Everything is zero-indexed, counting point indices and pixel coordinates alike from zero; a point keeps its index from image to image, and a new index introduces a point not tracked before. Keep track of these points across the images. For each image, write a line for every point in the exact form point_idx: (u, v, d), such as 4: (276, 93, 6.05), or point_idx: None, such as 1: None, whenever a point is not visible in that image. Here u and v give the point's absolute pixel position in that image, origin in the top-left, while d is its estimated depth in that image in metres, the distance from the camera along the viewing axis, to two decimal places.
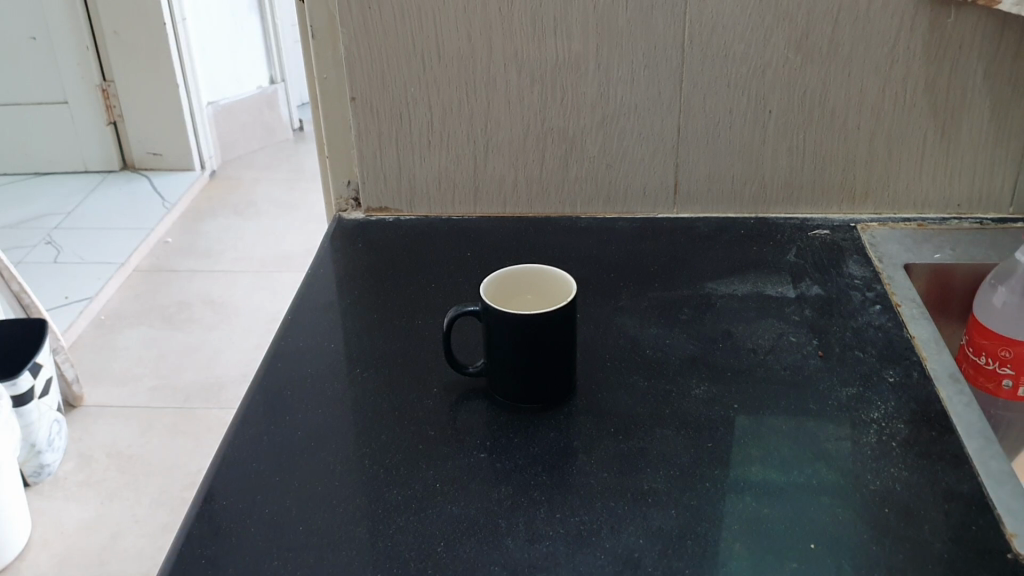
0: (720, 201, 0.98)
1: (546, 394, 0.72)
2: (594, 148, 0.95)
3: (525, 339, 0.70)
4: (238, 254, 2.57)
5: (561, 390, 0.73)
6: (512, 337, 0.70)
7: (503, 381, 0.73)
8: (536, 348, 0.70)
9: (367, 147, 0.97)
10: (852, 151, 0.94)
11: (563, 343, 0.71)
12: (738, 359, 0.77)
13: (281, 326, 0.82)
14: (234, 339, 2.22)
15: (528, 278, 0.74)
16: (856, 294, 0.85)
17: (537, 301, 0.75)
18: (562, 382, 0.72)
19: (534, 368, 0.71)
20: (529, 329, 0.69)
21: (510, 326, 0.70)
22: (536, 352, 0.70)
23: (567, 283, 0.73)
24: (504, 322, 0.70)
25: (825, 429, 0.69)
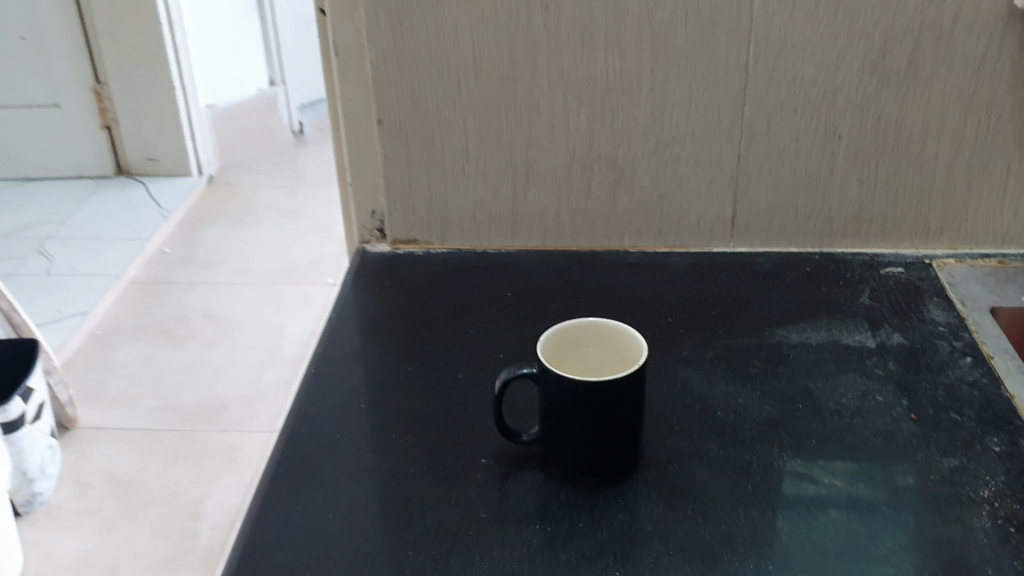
0: (781, 234, 0.90)
1: (610, 466, 0.64)
2: (645, 177, 0.87)
3: (590, 407, 0.61)
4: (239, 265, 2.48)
5: (629, 461, 0.64)
6: (575, 404, 0.61)
7: (561, 451, 0.64)
8: (603, 417, 0.62)
9: (392, 176, 0.88)
10: (927, 182, 0.86)
11: (633, 410, 0.62)
12: (822, 422, 0.69)
13: (308, 382, 0.74)
14: (236, 356, 2.13)
15: (578, 334, 0.65)
16: (942, 343, 0.76)
17: (595, 357, 0.66)
18: (630, 451, 0.64)
19: (597, 439, 0.62)
20: (595, 395, 0.61)
21: (572, 392, 0.61)
22: (601, 421, 0.62)
23: (626, 330, 0.64)
24: (565, 387, 0.61)
25: (931, 510, 0.61)
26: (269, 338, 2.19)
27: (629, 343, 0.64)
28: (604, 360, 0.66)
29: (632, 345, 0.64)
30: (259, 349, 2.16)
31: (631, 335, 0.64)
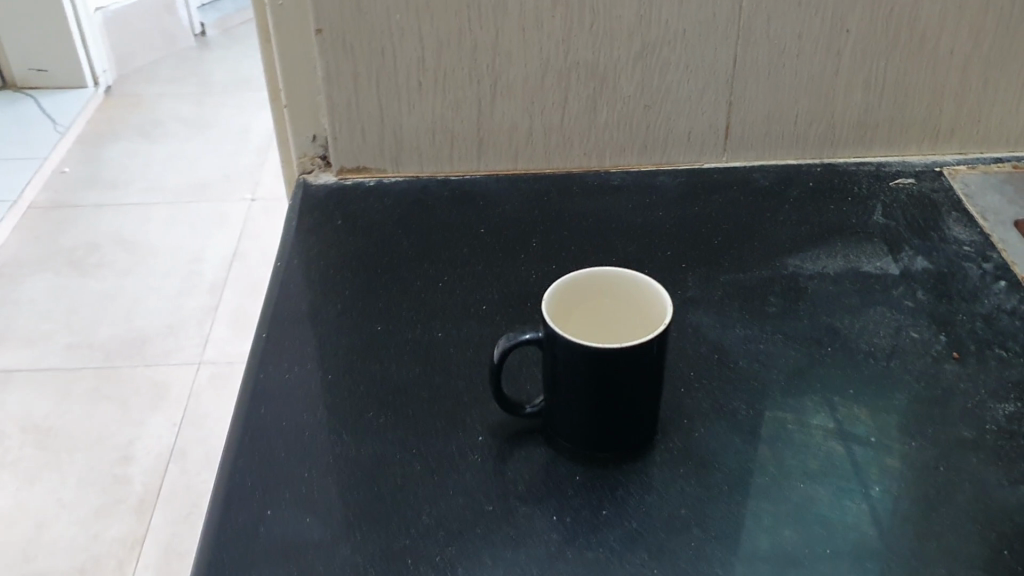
0: (777, 146, 0.80)
1: (629, 439, 0.55)
2: (629, 87, 0.75)
3: (608, 375, 0.52)
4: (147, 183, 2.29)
5: (651, 429, 0.55)
6: (590, 373, 0.52)
7: (573, 425, 0.55)
8: (622, 385, 0.52)
9: (338, 95, 0.75)
10: (940, 81, 0.77)
11: (655, 374, 0.53)
12: (856, 368, 0.61)
13: (262, 351, 0.63)
14: (154, 284, 1.98)
15: (564, 301, 0.55)
16: (970, 265, 0.69)
17: (577, 319, 0.56)
18: (651, 419, 0.55)
19: (616, 411, 0.53)
20: (613, 361, 0.51)
21: (586, 360, 0.51)
22: (621, 390, 0.52)
23: (600, 273, 0.55)
24: (575, 354, 0.51)
25: (995, 469, 0.54)
26: (187, 262, 2.04)
27: (608, 283, 0.56)
28: (584, 317, 0.56)
29: (617, 282, 0.55)
30: (178, 274, 2.01)
31: (609, 274, 0.55)
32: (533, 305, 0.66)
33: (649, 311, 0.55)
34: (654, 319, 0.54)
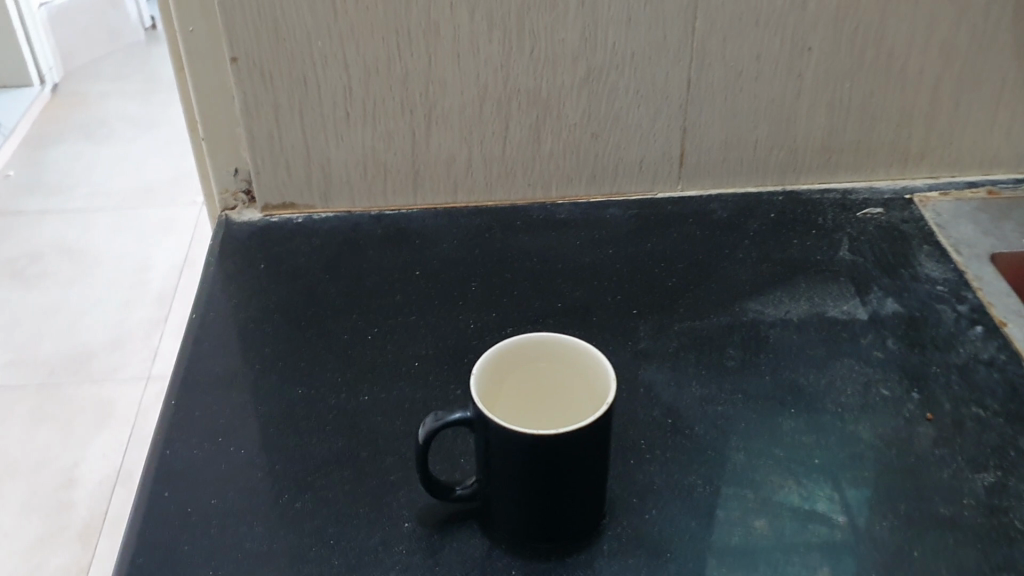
0: (736, 172, 0.75)
1: (573, 526, 0.49)
2: (576, 114, 0.70)
3: (547, 465, 0.46)
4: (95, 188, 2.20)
5: (596, 513, 0.50)
6: (527, 462, 0.45)
7: (509, 513, 0.49)
8: (563, 473, 0.46)
9: (258, 127, 0.68)
10: (909, 104, 0.71)
11: (600, 457, 0.47)
12: (822, 433, 0.56)
13: (170, 424, 0.57)
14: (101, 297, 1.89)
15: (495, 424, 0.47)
16: (943, 308, 0.64)
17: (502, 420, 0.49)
18: (596, 504, 0.49)
19: (558, 499, 0.47)
20: (555, 448, 0.45)
21: (523, 449, 0.45)
22: (562, 478, 0.46)
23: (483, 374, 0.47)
24: (509, 441, 0.45)
25: (976, 553, 0.49)
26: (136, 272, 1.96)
27: (493, 374, 0.48)
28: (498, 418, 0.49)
29: (500, 364, 0.48)
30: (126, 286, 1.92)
31: (485, 367, 0.48)
32: (470, 363, 0.60)
33: (537, 359, 0.49)
34: (558, 357, 0.49)
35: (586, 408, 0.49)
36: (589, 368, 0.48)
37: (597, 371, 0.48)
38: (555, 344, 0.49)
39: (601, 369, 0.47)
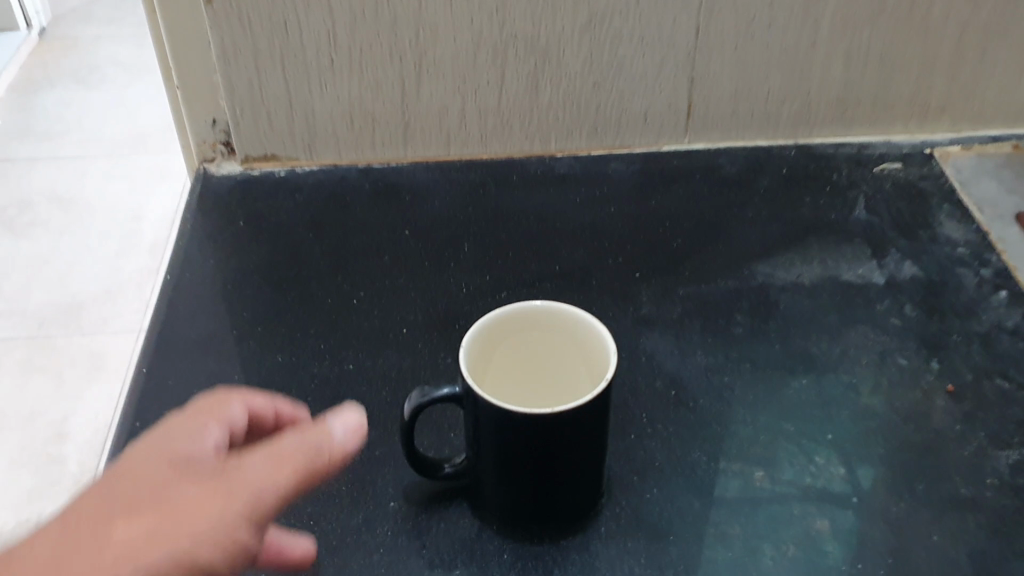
0: (746, 125, 0.70)
1: (569, 509, 0.46)
2: (576, 62, 0.65)
3: (541, 449, 0.42)
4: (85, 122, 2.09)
5: (594, 495, 0.46)
6: (522, 444, 0.42)
7: (500, 496, 0.45)
8: (559, 457, 0.43)
9: (236, 75, 0.64)
10: (932, 54, 0.67)
11: (598, 440, 0.44)
12: (836, 405, 0.52)
13: (140, 390, 0.53)
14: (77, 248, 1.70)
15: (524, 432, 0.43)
16: (964, 271, 0.60)
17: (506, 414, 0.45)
18: (594, 486, 0.46)
19: (553, 481, 0.44)
20: (552, 431, 0.41)
21: (516, 431, 0.42)
22: (556, 462, 0.43)
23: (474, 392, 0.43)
24: (498, 423, 0.42)
25: (1000, 536, 0.46)
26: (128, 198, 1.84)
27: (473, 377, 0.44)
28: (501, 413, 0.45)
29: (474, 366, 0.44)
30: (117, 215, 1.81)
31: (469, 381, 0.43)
32: (462, 329, 0.57)
33: (493, 341, 0.45)
34: (524, 324, 0.45)
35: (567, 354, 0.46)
36: (558, 320, 0.45)
37: (572, 320, 0.45)
38: (516, 312, 0.45)
39: (574, 316, 0.45)
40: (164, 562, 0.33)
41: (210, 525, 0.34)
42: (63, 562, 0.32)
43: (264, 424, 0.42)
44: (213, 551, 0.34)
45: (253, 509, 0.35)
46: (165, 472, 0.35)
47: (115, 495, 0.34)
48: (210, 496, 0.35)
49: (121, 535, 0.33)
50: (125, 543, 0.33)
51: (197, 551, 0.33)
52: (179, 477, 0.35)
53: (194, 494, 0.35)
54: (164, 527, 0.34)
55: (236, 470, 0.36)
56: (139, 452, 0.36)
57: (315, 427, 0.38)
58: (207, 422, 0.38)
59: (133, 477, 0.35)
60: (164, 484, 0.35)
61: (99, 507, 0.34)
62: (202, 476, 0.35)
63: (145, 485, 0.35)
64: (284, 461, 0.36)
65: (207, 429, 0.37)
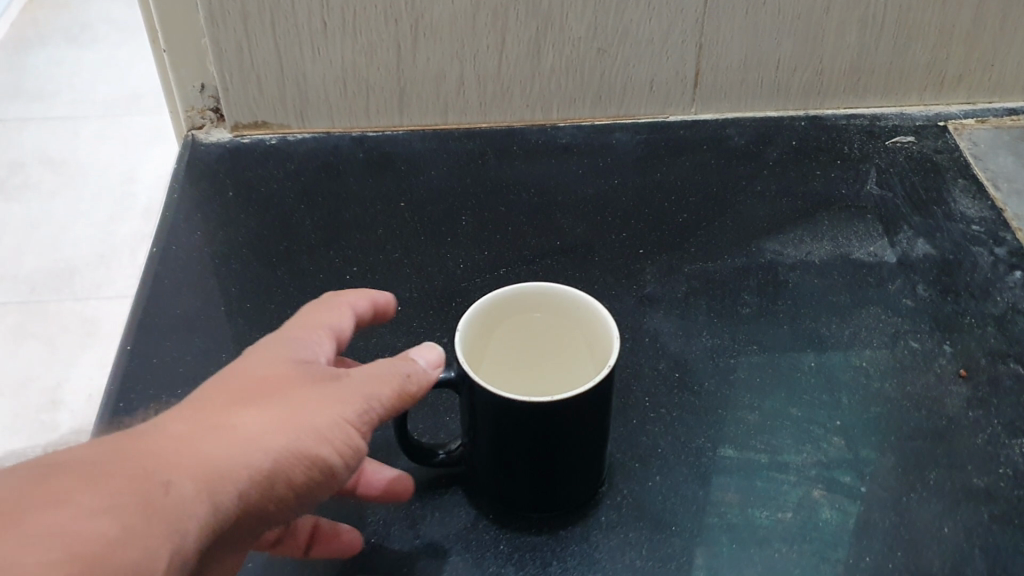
0: (754, 94, 0.68)
1: (568, 497, 0.44)
2: (580, 27, 0.62)
3: (542, 440, 0.40)
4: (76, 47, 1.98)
5: (595, 483, 0.45)
6: (520, 435, 0.40)
7: (498, 484, 0.43)
8: (561, 447, 0.41)
9: (225, 39, 0.61)
10: (950, 22, 0.64)
11: (601, 429, 0.42)
12: (847, 390, 0.50)
13: (125, 369, 0.51)
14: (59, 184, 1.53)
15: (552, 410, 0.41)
16: (979, 250, 0.58)
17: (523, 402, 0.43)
18: (595, 474, 0.44)
19: (553, 471, 0.42)
20: (553, 422, 0.39)
21: (515, 422, 0.40)
22: (558, 453, 0.41)
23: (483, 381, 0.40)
24: (497, 413, 0.40)
25: (1015, 529, 0.44)
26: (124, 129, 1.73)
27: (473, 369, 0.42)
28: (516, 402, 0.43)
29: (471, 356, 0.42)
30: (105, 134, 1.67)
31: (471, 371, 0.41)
32: (459, 307, 0.55)
33: (485, 333, 0.43)
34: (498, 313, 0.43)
35: (560, 330, 0.44)
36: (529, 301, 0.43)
37: (549, 293, 0.43)
38: (493, 299, 0.43)
39: (550, 289, 0.43)
40: (291, 453, 0.34)
41: (329, 422, 0.35)
42: (203, 435, 0.32)
43: (365, 318, 0.43)
44: (330, 448, 0.35)
45: (362, 415, 0.36)
46: (286, 370, 0.36)
47: (238, 385, 0.35)
48: (329, 395, 0.36)
49: (248, 422, 0.34)
50: (255, 428, 0.34)
51: (319, 445, 0.35)
52: (298, 378, 0.36)
53: (313, 392, 0.36)
54: (290, 417, 0.35)
55: (348, 377, 0.37)
56: (250, 355, 0.37)
57: (406, 356, 0.40)
58: (313, 336, 0.39)
59: (251, 373, 0.36)
60: (283, 376, 0.36)
61: (225, 393, 0.35)
62: (318, 379, 0.36)
63: (266, 381, 0.35)
64: (387, 375, 0.38)
65: (312, 342, 0.39)
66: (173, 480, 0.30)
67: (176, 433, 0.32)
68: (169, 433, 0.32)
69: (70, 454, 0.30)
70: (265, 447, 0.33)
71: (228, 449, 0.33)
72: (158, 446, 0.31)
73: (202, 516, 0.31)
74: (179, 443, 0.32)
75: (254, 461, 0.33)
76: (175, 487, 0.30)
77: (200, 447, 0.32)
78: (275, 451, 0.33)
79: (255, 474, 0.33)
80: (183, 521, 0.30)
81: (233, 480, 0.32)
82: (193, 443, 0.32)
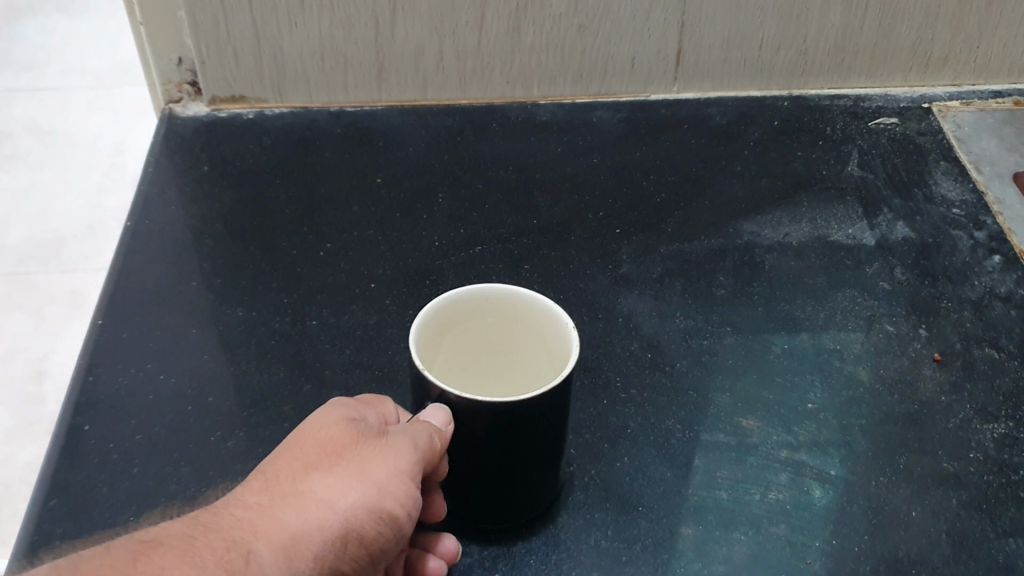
0: (738, 73, 0.67)
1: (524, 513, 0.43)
2: (560, 3, 0.61)
3: (498, 450, 0.39)
4: (65, 16, 1.94)
5: (551, 492, 0.43)
6: (485, 448, 0.39)
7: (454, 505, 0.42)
8: (518, 458, 0.39)
9: (199, 10, 0.60)
10: (936, 2, 0.63)
11: (558, 438, 0.40)
12: (819, 372, 0.50)
13: (93, 344, 0.51)
14: (46, 157, 1.51)
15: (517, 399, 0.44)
16: (958, 233, 0.58)
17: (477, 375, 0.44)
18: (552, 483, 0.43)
19: (514, 484, 0.41)
20: (520, 433, 0.38)
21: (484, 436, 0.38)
22: (514, 464, 0.40)
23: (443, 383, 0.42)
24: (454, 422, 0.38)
25: (982, 515, 0.44)
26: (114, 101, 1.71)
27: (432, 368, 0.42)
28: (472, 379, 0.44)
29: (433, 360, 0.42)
30: (93, 107, 1.64)
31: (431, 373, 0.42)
32: (432, 286, 0.54)
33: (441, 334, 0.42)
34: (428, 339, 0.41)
35: (517, 320, 0.42)
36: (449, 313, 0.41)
37: (470, 295, 0.41)
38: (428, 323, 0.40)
39: (467, 289, 0.41)
40: (356, 511, 0.35)
41: (389, 475, 0.36)
42: (272, 506, 0.35)
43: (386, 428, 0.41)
44: (393, 500, 0.36)
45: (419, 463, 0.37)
46: (345, 430, 0.37)
47: (301, 449, 0.37)
48: (386, 447, 0.37)
49: (313, 487, 0.35)
50: (321, 491, 0.35)
51: (382, 499, 0.36)
52: (357, 433, 0.37)
53: (369, 447, 0.37)
54: (354, 477, 0.36)
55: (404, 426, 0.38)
56: (317, 411, 0.38)
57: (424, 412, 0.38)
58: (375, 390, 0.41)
59: (316, 432, 0.37)
60: (344, 436, 0.37)
61: (294, 460, 0.36)
62: (373, 434, 0.37)
63: (327, 441, 0.37)
64: (422, 433, 0.37)
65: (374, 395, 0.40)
66: (252, 554, 0.33)
67: (251, 503, 0.35)
68: (247, 505, 0.35)
69: (163, 529, 0.34)
70: (333, 508, 0.35)
71: (297, 515, 0.35)
72: (235, 520, 0.34)
73: None
74: (253, 517, 0.34)
75: (323, 523, 0.35)
76: (253, 558, 0.33)
77: (271, 519, 0.34)
78: (343, 511, 0.35)
79: (329, 536, 0.35)
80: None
81: (305, 543, 0.34)
82: (266, 512, 0.34)
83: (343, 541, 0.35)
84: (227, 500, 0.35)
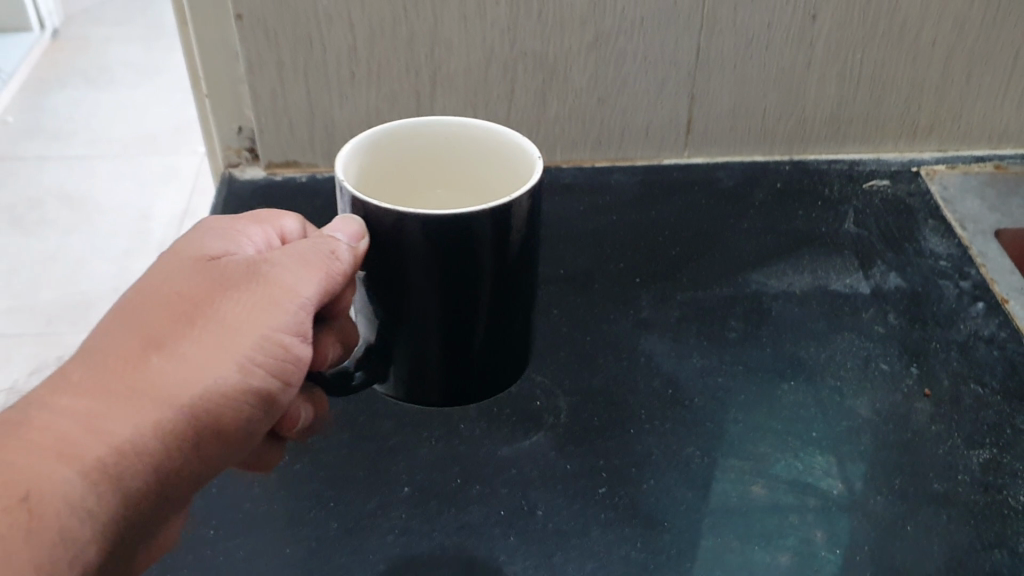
0: (743, 141, 0.74)
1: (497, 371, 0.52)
2: (581, 78, 0.68)
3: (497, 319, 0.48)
4: (94, 89, 2.04)
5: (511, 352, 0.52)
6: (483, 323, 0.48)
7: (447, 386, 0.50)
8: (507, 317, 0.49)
9: (260, 84, 0.67)
10: (921, 76, 0.70)
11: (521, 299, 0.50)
12: (821, 405, 0.56)
13: None
14: (79, 221, 1.57)
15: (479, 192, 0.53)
16: (945, 283, 0.64)
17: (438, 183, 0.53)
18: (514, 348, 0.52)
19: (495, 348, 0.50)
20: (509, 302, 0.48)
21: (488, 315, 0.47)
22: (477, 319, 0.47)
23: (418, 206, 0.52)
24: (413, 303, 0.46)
25: (971, 529, 0.49)
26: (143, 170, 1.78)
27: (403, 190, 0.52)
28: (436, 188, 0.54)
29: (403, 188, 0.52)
30: (123, 175, 1.72)
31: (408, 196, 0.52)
32: None
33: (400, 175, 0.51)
34: (410, 139, 0.50)
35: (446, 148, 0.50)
36: (455, 135, 0.51)
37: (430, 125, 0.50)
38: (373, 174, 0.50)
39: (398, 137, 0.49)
40: (211, 388, 0.39)
41: (244, 349, 0.40)
42: (114, 395, 0.38)
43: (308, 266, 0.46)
44: (251, 371, 0.40)
45: (276, 321, 0.41)
46: (198, 292, 0.41)
47: (148, 320, 0.40)
48: (243, 317, 0.41)
49: (158, 367, 0.39)
50: (166, 373, 0.39)
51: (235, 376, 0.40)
52: (213, 295, 0.41)
53: (228, 309, 0.40)
54: (204, 353, 0.39)
55: (261, 287, 0.41)
56: (169, 270, 0.42)
57: (326, 234, 0.44)
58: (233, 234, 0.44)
59: (166, 297, 0.41)
60: (197, 300, 0.41)
61: (134, 338, 0.39)
62: (228, 289, 0.41)
63: (180, 306, 0.40)
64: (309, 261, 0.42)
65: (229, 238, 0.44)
66: (58, 467, 0.36)
67: (80, 407, 0.37)
68: (74, 404, 0.37)
69: None
70: (179, 396, 0.38)
71: (138, 407, 0.38)
72: (59, 433, 0.36)
73: (108, 490, 0.37)
74: (82, 422, 0.37)
75: (172, 410, 0.38)
76: (58, 479, 0.36)
77: (103, 420, 0.37)
78: (191, 393, 0.39)
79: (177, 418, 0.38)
80: (66, 514, 0.36)
81: (146, 439, 0.38)
82: (103, 407, 0.37)
83: (197, 416, 0.39)
84: (50, 393, 0.38)
